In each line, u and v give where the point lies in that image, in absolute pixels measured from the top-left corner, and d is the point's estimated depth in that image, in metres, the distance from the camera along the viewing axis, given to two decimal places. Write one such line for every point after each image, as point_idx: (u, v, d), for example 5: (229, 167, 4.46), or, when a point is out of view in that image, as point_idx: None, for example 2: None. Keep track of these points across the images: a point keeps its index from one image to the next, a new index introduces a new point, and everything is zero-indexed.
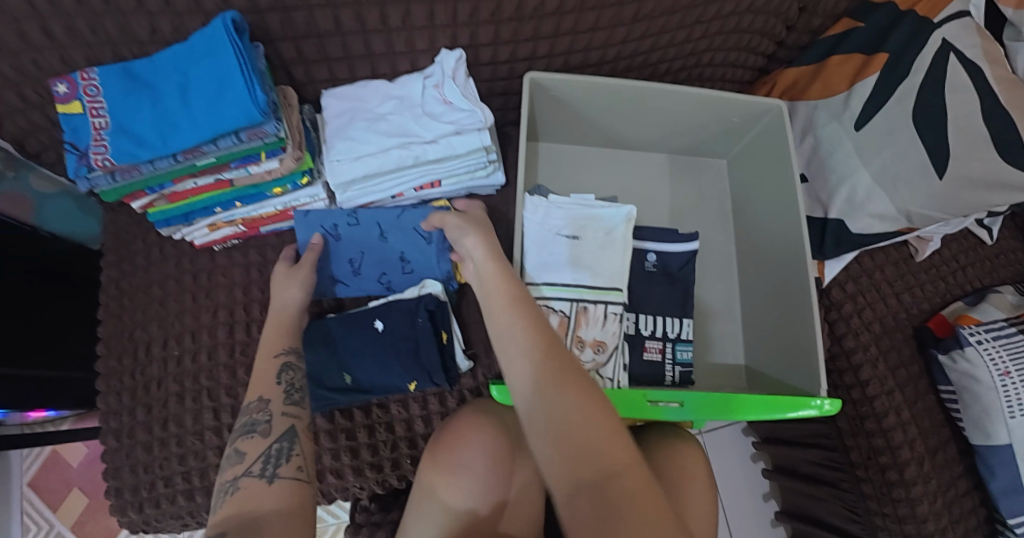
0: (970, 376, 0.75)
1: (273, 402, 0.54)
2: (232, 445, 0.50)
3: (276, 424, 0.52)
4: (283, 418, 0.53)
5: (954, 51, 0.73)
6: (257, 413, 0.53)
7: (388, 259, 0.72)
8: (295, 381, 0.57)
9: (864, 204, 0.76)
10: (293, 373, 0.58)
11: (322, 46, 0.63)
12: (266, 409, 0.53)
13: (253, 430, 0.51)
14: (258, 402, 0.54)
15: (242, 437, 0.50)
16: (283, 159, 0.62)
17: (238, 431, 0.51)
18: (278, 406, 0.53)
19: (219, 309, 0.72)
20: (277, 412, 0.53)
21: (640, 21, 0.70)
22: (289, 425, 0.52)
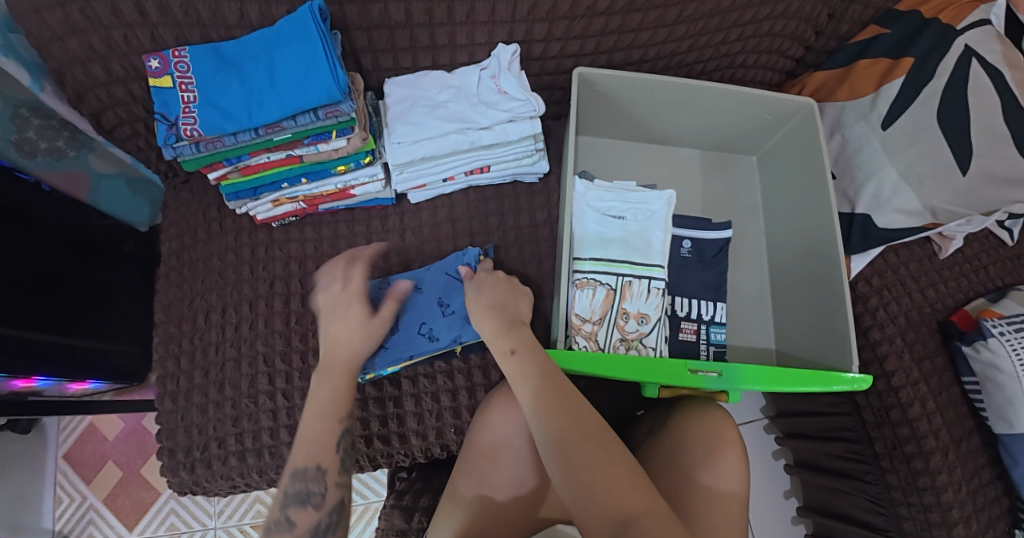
0: (992, 366, 0.78)
1: (329, 472, 0.54)
2: (284, 511, 0.51)
3: (329, 497, 0.53)
4: (336, 489, 0.54)
5: (976, 57, 0.77)
6: (313, 482, 0.53)
7: (428, 310, 0.71)
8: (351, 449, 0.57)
9: (890, 200, 0.79)
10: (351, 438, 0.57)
11: (392, 37, 0.68)
12: (323, 480, 0.53)
13: (307, 502, 0.52)
14: (315, 471, 0.53)
15: (294, 505, 0.51)
16: (350, 138, 0.66)
17: (291, 498, 0.51)
18: (334, 477, 0.54)
19: (275, 281, 0.76)
20: (332, 483, 0.53)
21: (682, 22, 0.75)
22: (337, 499, 0.53)
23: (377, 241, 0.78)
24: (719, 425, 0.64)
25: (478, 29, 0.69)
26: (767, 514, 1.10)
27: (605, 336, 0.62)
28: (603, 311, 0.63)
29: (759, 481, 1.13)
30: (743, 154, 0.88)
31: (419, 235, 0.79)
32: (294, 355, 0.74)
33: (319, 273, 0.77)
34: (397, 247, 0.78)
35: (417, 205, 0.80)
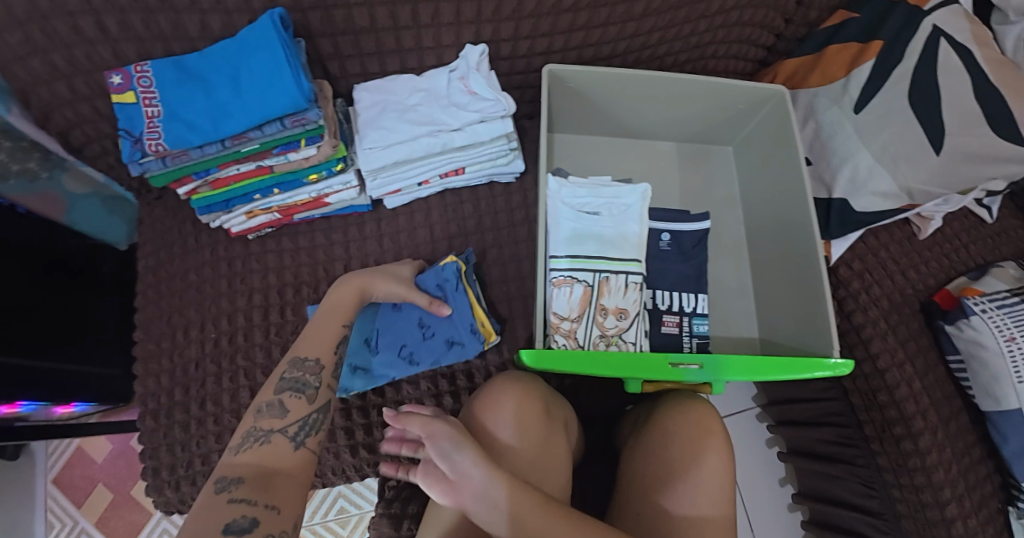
0: (976, 343, 0.78)
1: (325, 370, 0.58)
2: (277, 396, 0.54)
3: (320, 394, 0.56)
4: (327, 389, 0.57)
5: (944, 36, 0.77)
6: (310, 376, 0.56)
7: (408, 330, 0.72)
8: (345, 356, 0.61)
9: (866, 183, 0.80)
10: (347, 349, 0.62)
11: (358, 42, 0.67)
12: (319, 375, 0.57)
13: (301, 391, 0.55)
14: (314, 364, 0.57)
15: (289, 392, 0.54)
16: (320, 146, 0.66)
17: (286, 384, 0.55)
18: (327, 376, 0.58)
19: (253, 294, 0.76)
20: (326, 383, 0.57)
21: (649, 15, 0.75)
22: (327, 398, 0.56)
23: (355, 248, 0.77)
24: (702, 417, 0.66)
25: (444, 30, 0.68)
26: (763, 501, 1.11)
27: (584, 334, 0.62)
28: (581, 308, 0.62)
29: (755, 470, 1.13)
30: (719, 145, 0.88)
31: (397, 240, 0.78)
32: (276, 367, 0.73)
33: (297, 283, 0.76)
34: (375, 254, 0.77)
35: (394, 210, 0.79)
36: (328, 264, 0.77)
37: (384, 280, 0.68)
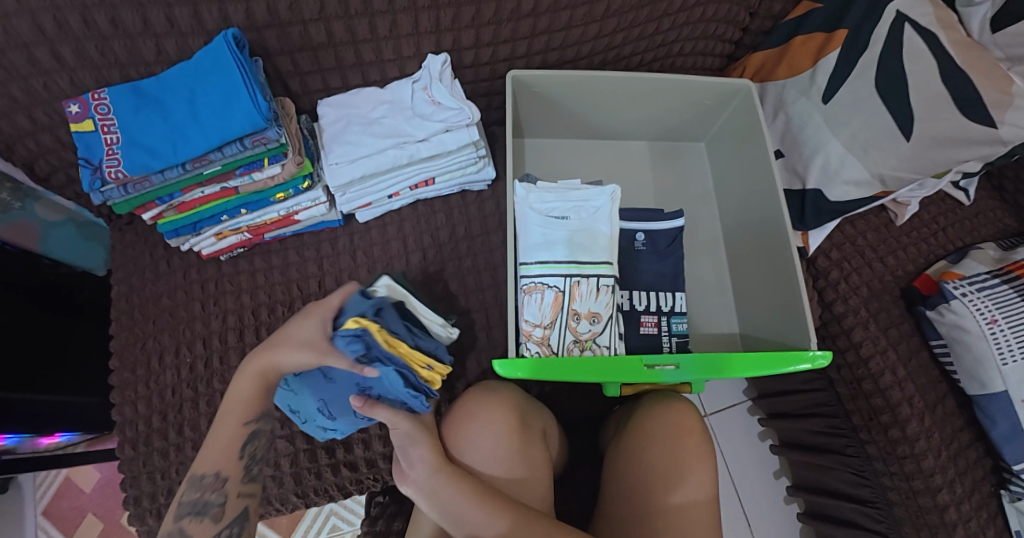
0: (958, 327, 0.77)
1: (230, 481, 0.55)
2: (177, 524, 0.52)
3: (227, 509, 0.55)
4: (238, 498, 0.56)
5: (908, 22, 0.77)
6: (212, 493, 0.54)
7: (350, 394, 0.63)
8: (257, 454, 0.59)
9: (838, 172, 0.80)
10: (256, 444, 0.59)
11: (317, 57, 0.67)
12: (222, 490, 0.55)
13: (204, 514, 0.53)
14: (214, 479, 0.54)
15: (189, 518, 0.52)
16: (284, 164, 0.65)
17: (185, 509, 0.53)
18: (235, 487, 0.56)
19: (227, 316, 0.75)
20: (234, 493, 0.56)
21: (611, 16, 0.74)
22: (240, 509, 0.56)
23: (328, 264, 0.77)
24: (683, 419, 0.65)
25: (404, 42, 0.68)
26: (759, 495, 1.10)
27: (557, 340, 0.61)
28: (553, 314, 0.62)
29: (750, 465, 1.13)
30: (691, 141, 0.88)
31: (370, 254, 0.77)
32: None
33: (271, 303, 0.76)
34: (349, 269, 0.77)
35: (366, 224, 0.79)
36: (301, 282, 0.76)
37: (284, 353, 0.57)
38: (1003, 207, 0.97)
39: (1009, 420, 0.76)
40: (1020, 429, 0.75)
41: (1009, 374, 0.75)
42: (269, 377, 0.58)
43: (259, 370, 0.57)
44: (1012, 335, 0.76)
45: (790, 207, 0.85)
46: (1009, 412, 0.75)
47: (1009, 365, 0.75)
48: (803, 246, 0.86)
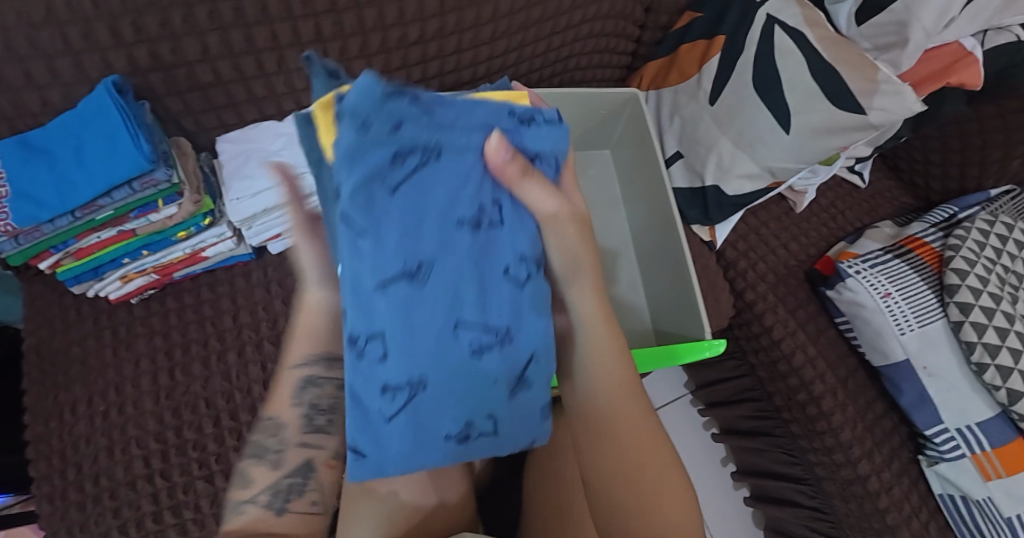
0: (855, 303, 0.82)
1: (287, 428, 0.53)
2: (241, 464, 0.52)
3: (288, 458, 0.52)
4: (298, 448, 0.52)
5: (778, 23, 0.80)
6: (270, 438, 0.52)
7: (473, 268, 0.36)
8: (320, 402, 0.54)
9: (731, 167, 0.84)
10: (318, 391, 0.54)
11: (207, 97, 0.69)
12: (279, 438, 0.52)
13: (263, 458, 0.51)
14: (270, 425, 0.53)
15: (251, 460, 0.51)
16: (181, 204, 0.67)
17: (250, 452, 0.52)
18: (296, 435, 0.53)
19: (140, 359, 0.75)
20: (294, 442, 0.52)
21: (499, 38, 0.77)
22: (305, 459, 0.52)
23: (242, 298, 0.78)
24: None
25: (295, 75, 0.70)
26: (708, 484, 1.12)
27: None
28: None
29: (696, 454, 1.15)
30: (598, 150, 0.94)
31: (285, 284, 0.79)
32: (169, 431, 0.72)
33: (186, 342, 0.76)
34: (263, 301, 0.77)
35: (280, 255, 0.80)
36: (215, 318, 0.77)
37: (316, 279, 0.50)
38: (899, 186, 1.04)
39: (915, 387, 0.79)
40: (925, 395, 0.79)
41: (908, 343, 0.79)
42: (322, 320, 0.53)
43: (310, 311, 0.52)
44: (906, 306, 0.80)
45: (693, 205, 0.90)
46: (913, 379, 0.79)
47: (907, 335, 0.79)
48: (711, 240, 0.91)
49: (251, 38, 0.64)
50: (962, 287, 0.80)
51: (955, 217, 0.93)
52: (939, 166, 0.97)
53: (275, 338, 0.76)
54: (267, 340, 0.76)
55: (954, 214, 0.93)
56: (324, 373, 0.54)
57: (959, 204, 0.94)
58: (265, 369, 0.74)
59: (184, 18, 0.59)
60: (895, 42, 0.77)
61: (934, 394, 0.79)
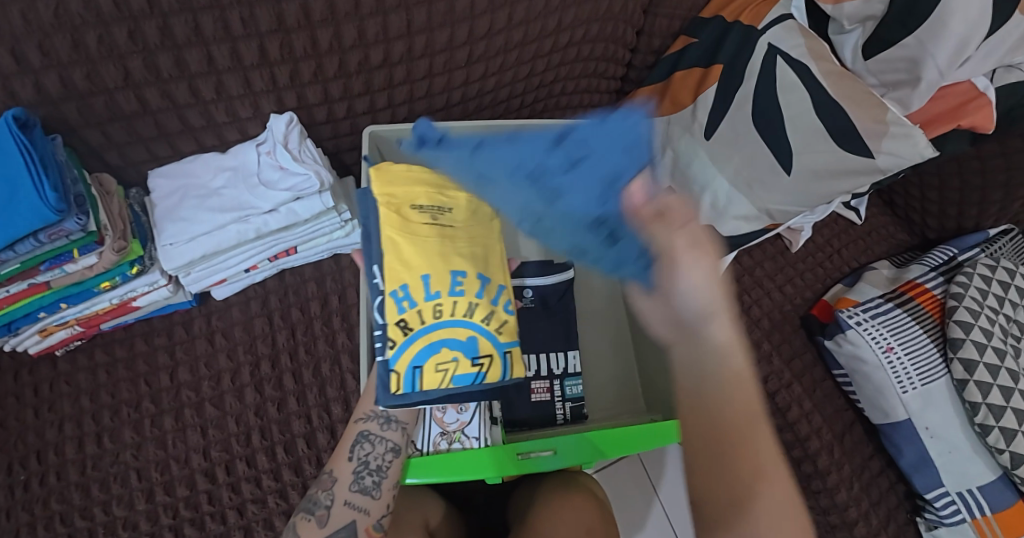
0: (856, 357, 0.77)
1: (339, 484, 0.51)
2: (294, 519, 0.50)
3: (335, 516, 0.49)
4: (343, 507, 0.50)
5: (780, 54, 0.75)
6: (323, 492, 0.51)
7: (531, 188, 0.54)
8: (369, 459, 0.52)
9: (727, 209, 0.79)
10: (369, 446, 0.52)
11: (132, 127, 0.59)
12: (331, 492, 0.51)
13: (312, 513, 0.49)
14: (328, 477, 0.52)
15: (302, 515, 0.49)
16: (102, 253, 0.59)
17: (303, 505, 0.50)
18: (343, 493, 0.50)
19: (64, 423, 0.65)
20: (341, 500, 0.50)
21: (476, 62, 0.69)
22: (348, 520, 0.49)
23: (182, 352, 0.69)
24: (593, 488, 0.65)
25: (237, 103, 0.61)
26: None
27: (422, 431, 0.57)
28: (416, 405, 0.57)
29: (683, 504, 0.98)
30: None
31: (230, 336, 0.70)
32: (96, 507, 0.61)
33: (116, 403, 0.66)
34: (205, 355, 0.69)
35: (226, 300, 0.71)
36: (150, 375, 0.68)
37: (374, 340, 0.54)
38: (894, 222, 0.98)
39: (915, 448, 0.75)
40: (926, 457, 0.74)
41: (909, 402, 0.74)
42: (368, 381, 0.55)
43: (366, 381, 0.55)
44: (908, 362, 0.75)
45: None
46: (913, 438, 0.75)
47: (909, 393, 0.74)
48: None
49: (182, 62, 0.55)
50: (966, 342, 0.75)
51: (955, 260, 0.87)
52: (936, 203, 0.91)
53: (217, 400, 0.67)
54: (208, 400, 0.67)
55: (954, 257, 0.87)
56: (378, 427, 0.53)
57: (958, 245, 0.89)
58: (205, 435, 0.65)
59: (101, 40, 0.50)
60: (906, 81, 0.71)
61: (935, 456, 0.74)
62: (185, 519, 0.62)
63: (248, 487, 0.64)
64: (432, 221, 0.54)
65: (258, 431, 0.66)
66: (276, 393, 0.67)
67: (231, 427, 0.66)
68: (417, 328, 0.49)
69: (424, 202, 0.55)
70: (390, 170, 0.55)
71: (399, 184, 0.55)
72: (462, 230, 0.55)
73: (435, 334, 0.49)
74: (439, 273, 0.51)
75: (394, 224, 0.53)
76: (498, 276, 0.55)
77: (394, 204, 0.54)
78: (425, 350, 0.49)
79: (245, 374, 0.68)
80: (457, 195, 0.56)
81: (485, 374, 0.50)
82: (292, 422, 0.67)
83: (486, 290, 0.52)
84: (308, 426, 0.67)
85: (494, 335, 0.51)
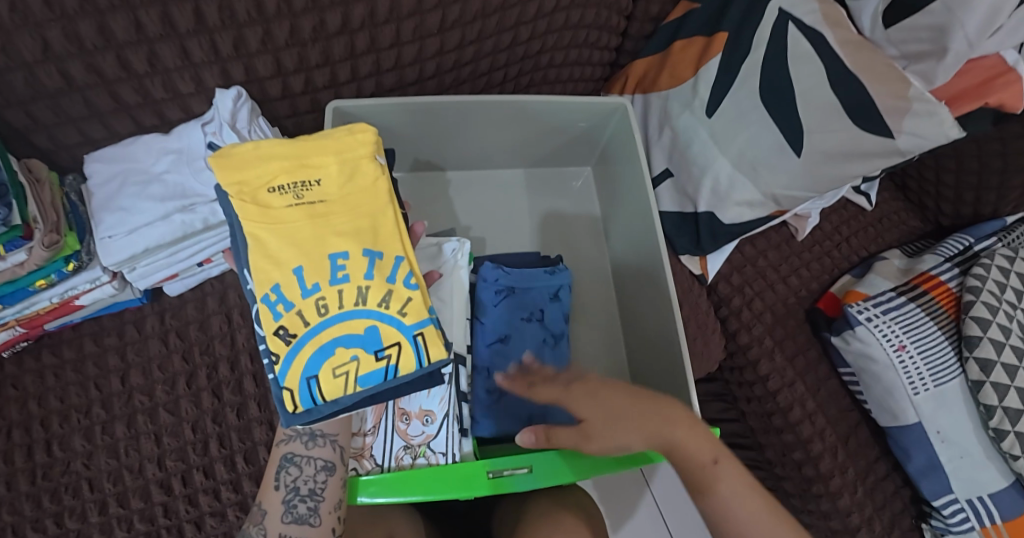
0: (865, 355, 0.71)
1: (270, 515, 0.46)
2: None
3: None
4: None
5: (793, 20, 0.67)
6: (253, 527, 0.45)
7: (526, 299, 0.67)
8: (298, 484, 0.46)
9: (729, 193, 0.72)
10: (295, 470, 0.47)
11: (59, 106, 0.53)
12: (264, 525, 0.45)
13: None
14: (258, 511, 0.46)
15: None
16: (31, 249, 0.53)
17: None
18: (276, 525, 0.45)
19: (12, 430, 0.60)
20: (274, 533, 0.45)
21: (451, 29, 0.61)
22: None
23: (134, 353, 0.64)
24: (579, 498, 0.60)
25: (176, 76, 0.54)
26: None
27: (384, 446, 0.52)
28: (377, 416, 0.53)
29: None
30: (576, 166, 0.83)
31: (186, 335, 0.65)
32: (46, 520, 0.57)
33: (65, 409, 0.61)
34: (159, 357, 0.64)
35: (181, 297, 0.67)
36: (101, 378, 0.62)
37: None
38: (907, 208, 0.91)
39: (924, 452, 0.70)
40: (935, 461, 0.70)
41: (920, 405, 0.69)
42: None
43: None
44: (920, 361, 0.70)
45: (683, 232, 0.76)
46: (923, 443, 0.70)
47: (920, 395, 0.69)
48: (702, 273, 0.78)
49: (107, 29, 0.48)
50: (984, 341, 0.69)
51: (972, 249, 0.81)
52: (953, 188, 0.83)
53: (172, 405, 0.62)
54: (164, 406, 0.62)
55: (970, 247, 0.80)
56: (303, 448, 0.48)
57: (974, 234, 0.82)
58: (160, 444, 0.61)
59: (11, 6, 0.43)
60: (931, 51, 0.64)
61: (945, 461, 0.69)
62: (140, 533, 0.58)
63: (206, 499, 0.59)
64: (297, 204, 0.42)
65: (217, 438, 0.61)
66: (235, 398, 0.63)
67: (187, 434, 0.61)
68: (303, 332, 0.39)
69: (285, 182, 0.42)
70: (235, 154, 0.42)
71: (249, 165, 0.42)
72: (337, 203, 0.42)
73: (326, 334, 0.39)
74: (314, 261, 0.40)
75: (253, 216, 0.41)
76: (392, 248, 0.42)
77: (248, 192, 0.41)
78: (318, 356, 0.39)
79: (201, 378, 0.63)
80: (324, 161, 0.43)
81: (396, 367, 0.39)
82: (253, 429, 0.62)
83: (377, 267, 0.41)
84: (271, 433, 0.62)
85: (396, 318, 0.40)
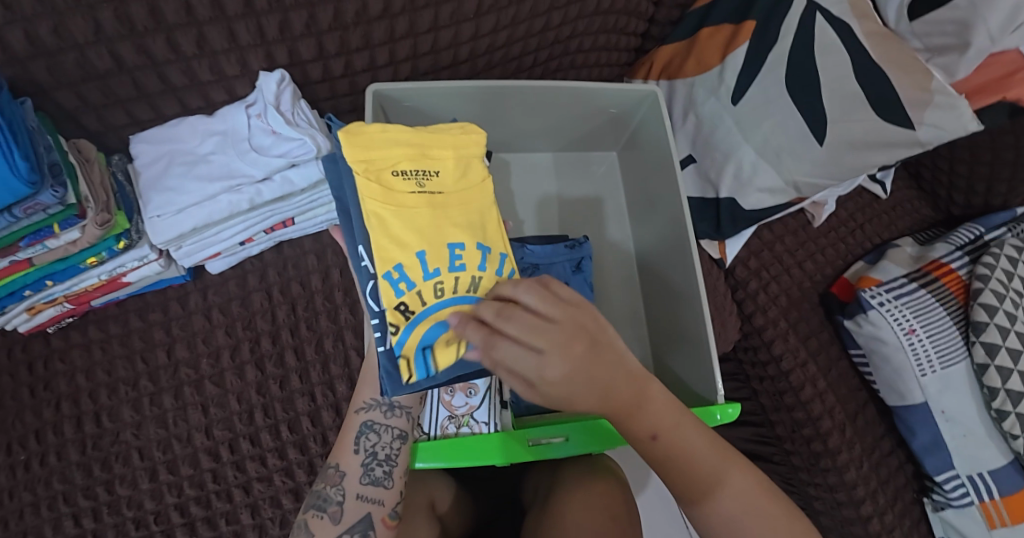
0: (876, 338, 0.74)
1: (349, 476, 0.50)
2: (301, 517, 0.47)
3: (348, 511, 0.48)
4: (357, 500, 0.48)
5: (821, 10, 0.69)
6: (332, 488, 0.49)
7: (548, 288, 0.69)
8: (376, 450, 0.50)
9: (751, 179, 0.73)
10: (375, 437, 0.51)
11: (109, 88, 0.54)
12: (341, 485, 0.49)
13: (324, 510, 0.48)
14: (335, 471, 0.50)
15: (312, 512, 0.48)
16: (84, 227, 0.55)
17: (310, 502, 0.48)
18: (354, 486, 0.49)
19: (62, 401, 0.62)
20: (352, 493, 0.49)
21: (487, 13, 0.62)
22: (363, 513, 0.48)
23: (178, 328, 0.66)
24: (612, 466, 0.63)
25: (222, 59, 0.55)
26: None
27: (430, 416, 0.56)
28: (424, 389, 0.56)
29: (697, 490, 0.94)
30: (602, 151, 0.85)
31: (227, 311, 0.68)
32: (99, 486, 0.60)
33: (113, 381, 0.64)
34: (203, 332, 0.66)
35: (221, 275, 0.69)
36: (147, 351, 0.65)
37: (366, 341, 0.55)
38: (920, 197, 0.93)
39: (929, 431, 0.74)
40: (939, 439, 0.74)
41: (928, 386, 0.73)
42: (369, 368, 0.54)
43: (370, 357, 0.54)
44: (930, 345, 0.73)
45: (704, 217, 0.78)
46: (928, 422, 0.73)
47: (928, 376, 0.73)
48: (721, 257, 0.80)
49: (158, 12, 0.49)
50: (990, 326, 0.72)
51: (982, 239, 0.83)
52: (966, 178, 0.85)
53: (217, 377, 0.65)
54: (208, 378, 0.65)
55: (981, 236, 0.83)
56: (382, 417, 0.52)
57: (985, 223, 0.84)
58: (206, 414, 0.64)
59: None
60: (953, 45, 0.66)
61: (948, 439, 0.73)
62: (190, 498, 0.61)
63: (252, 465, 0.62)
64: (419, 191, 0.44)
65: (261, 409, 0.64)
66: (277, 371, 0.66)
67: (232, 405, 0.64)
68: (421, 310, 0.42)
69: (408, 167, 0.44)
70: (362, 132, 0.43)
71: (376, 146, 0.43)
72: (453, 196, 0.45)
73: (443, 314, 0.42)
74: (435, 248, 0.43)
75: (377, 196, 0.42)
76: (499, 245, 0.46)
77: (373, 171, 0.43)
78: (434, 332, 0.42)
79: (244, 351, 0.66)
80: (443, 154, 0.45)
81: None
82: (295, 400, 0.65)
83: (489, 260, 0.45)
84: (312, 404, 0.65)
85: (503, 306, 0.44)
